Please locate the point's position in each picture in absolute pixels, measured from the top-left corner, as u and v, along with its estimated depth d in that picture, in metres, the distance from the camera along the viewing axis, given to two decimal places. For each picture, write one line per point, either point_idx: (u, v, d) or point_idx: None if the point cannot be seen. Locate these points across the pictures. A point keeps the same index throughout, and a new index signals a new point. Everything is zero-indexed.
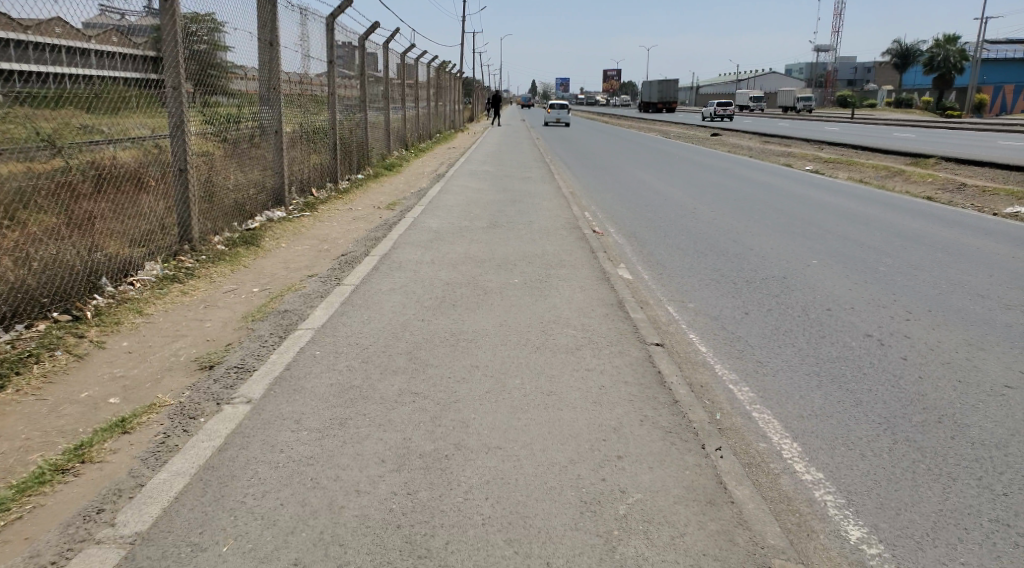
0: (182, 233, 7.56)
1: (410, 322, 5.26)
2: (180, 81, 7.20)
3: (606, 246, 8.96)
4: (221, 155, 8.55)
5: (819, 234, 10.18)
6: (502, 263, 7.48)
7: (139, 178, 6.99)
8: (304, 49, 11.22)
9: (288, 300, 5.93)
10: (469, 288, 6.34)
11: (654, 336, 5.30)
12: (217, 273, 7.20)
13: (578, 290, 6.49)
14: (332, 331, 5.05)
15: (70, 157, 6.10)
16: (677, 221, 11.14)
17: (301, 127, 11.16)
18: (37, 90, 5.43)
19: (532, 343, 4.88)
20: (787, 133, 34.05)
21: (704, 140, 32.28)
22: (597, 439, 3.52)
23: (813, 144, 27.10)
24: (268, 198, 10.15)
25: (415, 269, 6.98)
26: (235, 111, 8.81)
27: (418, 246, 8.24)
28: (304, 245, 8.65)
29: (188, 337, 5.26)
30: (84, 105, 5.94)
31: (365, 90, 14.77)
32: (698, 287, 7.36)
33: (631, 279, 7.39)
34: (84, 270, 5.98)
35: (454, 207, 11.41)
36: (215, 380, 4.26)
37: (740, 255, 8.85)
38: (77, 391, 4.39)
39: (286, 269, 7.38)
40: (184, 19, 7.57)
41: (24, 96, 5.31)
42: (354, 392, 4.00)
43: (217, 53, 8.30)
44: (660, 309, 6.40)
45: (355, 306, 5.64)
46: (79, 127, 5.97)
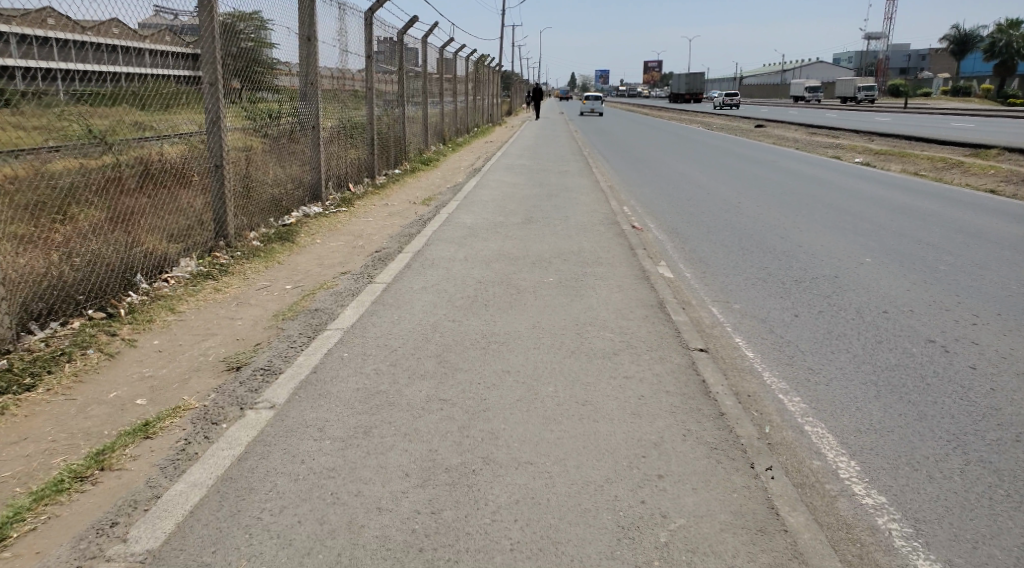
0: (217, 230, 7.43)
1: (440, 323, 5.07)
2: (217, 77, 7.08)
3: (646, 243, 8.66)
4: (261, 150, 8.52)
5: (873, 230, 9.72)
6: (538, 260, 7.25)
7: (183, 175, 6.90)
8: (342, 43, 11.11)
9: (319, 299, 5.78)
10: (503, 287, 6.12)
11: (698, 341, 5.01)
12: (251, 268, 7.07)
13: (617, 290, 6.22)
14: (362, 332, 4.87)
15: (120, 152, 6.17)
16: (720, 216, 10.77)
17: (339, 122, 11.06)
18: (96, 89, 5.49)
19: (568, 348, 4.63)
20: (835, 124, 33.09)
21: (747, 132, 31.52)
22: (635, 456, 3.28)
23: (862, 136, 26.23)
24: (304, 193, 10.07)
25: (448, 267, 6.79)
26: (276, 107, 8.80)
27: (452, 242, 8.06)
28: (338, 241, 8.53)
29: (218, 336, 5.09)
30: (138, 103, 6.00)
31: (403, 85, 14.64)
32: (743, 286, 7.03)
33: (673, 278, 7.09)
34: (121, 267, 5.91)
35: (490, 202, 11.22)
36: (241, 382, 4.07)
37: (788, 253, 8.47)
38: (106, 391, 4.19)
39: (320, 266, 7.26)
40: (223, 18, 7.43)
41: (85, 95, 5.40)
42: (379, 398, 3.82)
43: (263, 50, 8.32)
44: (704, 310, 6.10)
45: (386, 306, 5.47)
46: (132, 125, 6.08)
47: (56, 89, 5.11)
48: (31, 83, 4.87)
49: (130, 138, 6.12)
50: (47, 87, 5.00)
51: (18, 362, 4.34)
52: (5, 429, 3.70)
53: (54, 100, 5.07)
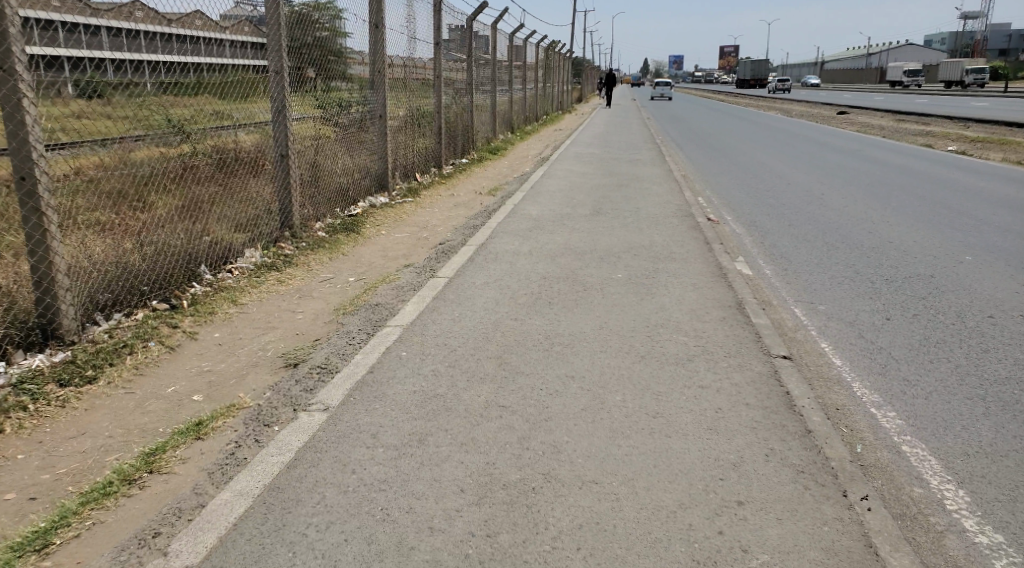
0: (283, 220, 7.35)
1: (502, 321, 4.84)
2: (284, 64, 6.90)
3: (722, 237, 8.23)
4: (332, 140, 8.50)
5: (970, 224, 9.01)
6: (607, 255, 6.94)
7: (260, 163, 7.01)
8: (410, 31, 10.97)
9: (380, 293, 5.63)
10: (569, 284, 5.85)
11: (781, 347, 4.62)
12: (315, 260, 6.99)
13: (691, 288, 5.86)
14: (422, 329, 4.69)
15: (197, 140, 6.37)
16: (802, 208, 10.19)
17: (407, 111, 10.96)
18: (180, 79, 5.67)
19: (637, 352, 4.34)
20: (923, 111, 31.34)
21: (829, 120, 30.16)
22: (712, 478, 2.98)
23: (953, 123, 24.73)
24: (371, 183, 9.99)
25: (513, 262, 6.56)
26: (347, 95, 8.79)
27: (517, 235, 7.84)
28: (403, 232, 8.40)
29: (279, 329, 5.01)
30: (220, 93, 6.12)
31: (473, 73, 14.43)
32: (829, 286, 6.55)
33: (752, 275, 6.68)
34: (185, 257, 5.87)
35: (558, 193, 10.93)
36: (296, 381, 3.95)
37: (877, 249, 7.90)
38: (165, 386, 4.13)
39: (384, 258, 7.14)
40: (297, 7, 7.48)
41: (171, 85, 5.59)
42: (436, 403, 3.61)
43: (337, 39, 8.38)
44: (785, 311, 5.70)
45: (448, 302, 5.28)
46: (211, 113, 6.15)
47: (144, 80, 5.33)
48: (121, 75, 5.15)
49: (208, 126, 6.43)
50: (135, 78, 5.22)
51: (82, 353, 4.29)
52: (64, 423, 3.67)
53: (142, 90, 5.33)
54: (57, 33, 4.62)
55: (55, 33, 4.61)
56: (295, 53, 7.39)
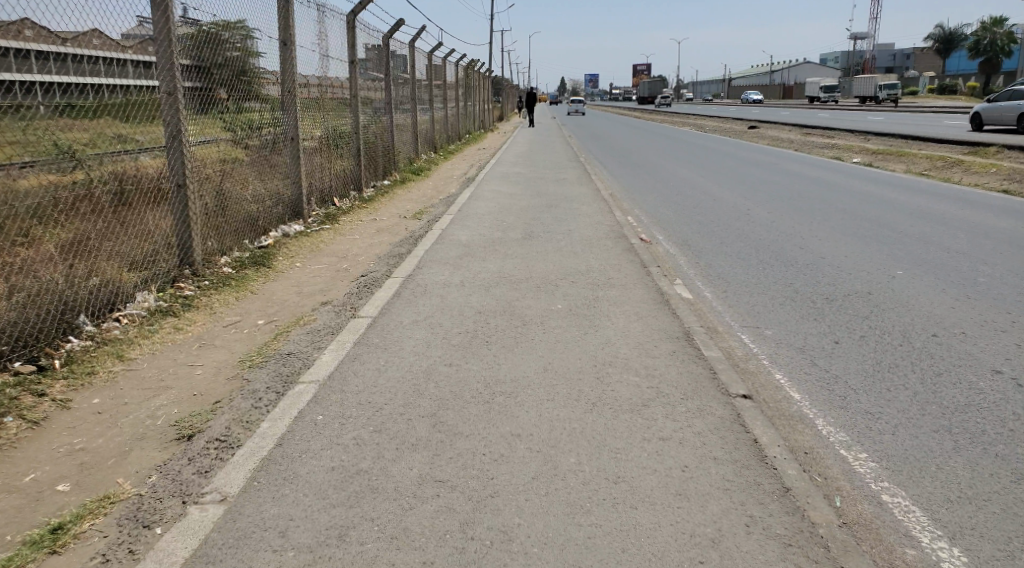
0: (182, 257, 6.52)
1: (433, 368, 4.32)
2: (176, 86, 6.17)
3: (657, 258, 7.96)
4: (239, 164, 7.84)
5: (896, 237, 9.03)
6: (543, 283, 6.51)
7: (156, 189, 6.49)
8: (322, 49, 10.35)
9: (293, 339, 5.00)
10: (505, 319, 5.37)
11: (739, 385, 4.25)
12: (221, 301, 6.17)
13: (635, 318, 5.48)
14: (341, 384, 4.09)
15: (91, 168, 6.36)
16: (731, 225, 10.07)
17: (323, 133, 10.31)
18: (75, 101, 5.44)
19: (588, 399, 3.88)
20: (831, 124, 32.54)
21: (742, 135, 30.84)
22: (690, 562, 2.55)
23: (859, 134, 25.69)
24: (285, 211, 9.23)
25: (442, 295, 6.04)
26: (258, 117, 8.19)
27: (445, 263, 7.33)
28: (321, 263, 7.72)
29: (173, 391, 4.26)
30: (121, 115, 5.87)
31: (391, 93, 13.87)
32: (771, 308, 6.31)
33: (693, 299, 6.38)
34: (58, 308, 4.99)
35: (485, 215, 10.49)
36: (190, 459, 3.34)
37: (811, 265, 7.80)
38: (23, 474, 3.42)
39: (301, 295, 6.46)
40: (206, 26, 7.16)
41: (65, 107, 5.29)
42: (358, 482, 3.06)
43: (249, 59, 7.97)
44: (733, 338, 5.40)
45: (371, 347, 4.71)
46: (112, 135, 6.14)
47: (35, 102, 4.97)
48: (12, 99, 4.79)
49: (108, 152, 6.41)
50: (26, 101, 4.89)
51: None
52: None
53: (33, 113, 4.97)
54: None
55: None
56: (203, 72, 6.97)
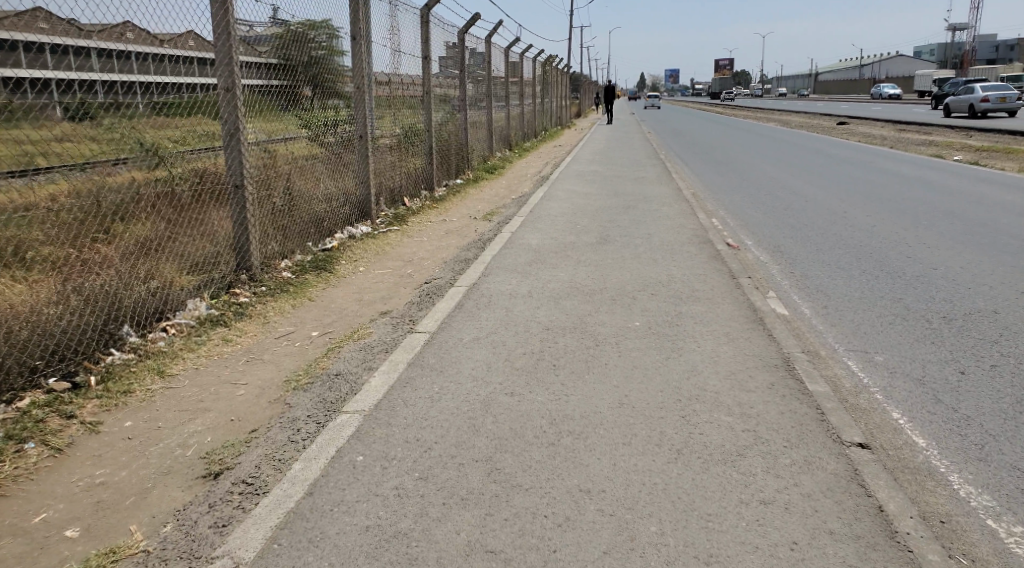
0: (239, 260, 6.14)
1: (493, 398, 3.82)
2: (236, 82, 5.82)
3: (746, 267, 7.23)
4: (304, 163, 7.56)
5: (1017, 245, 8.06)
6: (620, 295, 5.93)
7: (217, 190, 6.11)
8: (394, 43, 10.01)
9: (343, 357, 4.57)
10: (577, 338, 4.82)
11: (852, 430, 3.58)
12: (277, 310, 5.76)
13: (725, 341, 4.84)
14: (389, 416, 3.63)
15: (174, 164, 5.89)
16: (827, 229, 9.22)
17: (394, 131, 9.97)
18: (173, 99, 5.30)
19: (670, 446, 3.31)
20: (928, 118, 30.55)
21: (832, 130, 29.10)
22: None
23: (958, 129, 23.96)
24: (352, 211, 8.87)
25: (508, 308, 5.54)
26: (333, 114, 8.05)
27: (513, 271, 6.83)
28: (385, 268, 7.36)
29: (210, 415, 3.83)
30: (214, 112, 5.76)
31: (467, 90, 13.41)
32: (881, 328, 5.53)
33: (789, 316, 5.69)
34: (99, 318, 4.59)
35: (558, 217, 9.96)
36: (210, 507, 2.90)
37: (922, 277, 6.95)
38: (34, 513, 2.98)
39: (361, 302, 6.08)
40: (295, 25, 7.22)
41: (161, 106, 5.15)
42: (396, 549, 2.58)
43: (334, 57, 8.10)
44: (838, 366, 4.69)
45: (426, 371, 4.24)
46: (202, 135, 5.77)
47: (135, 101, 4.89)
48: (113, 97, 4.71)
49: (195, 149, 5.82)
50: (126, 100, 4.79)
51: None
52: None
53: (134, 111, 4.87)
54: (45, 56, 4.25)
55: (15, 52, 4.06)
56: (288, 70, 7.09)
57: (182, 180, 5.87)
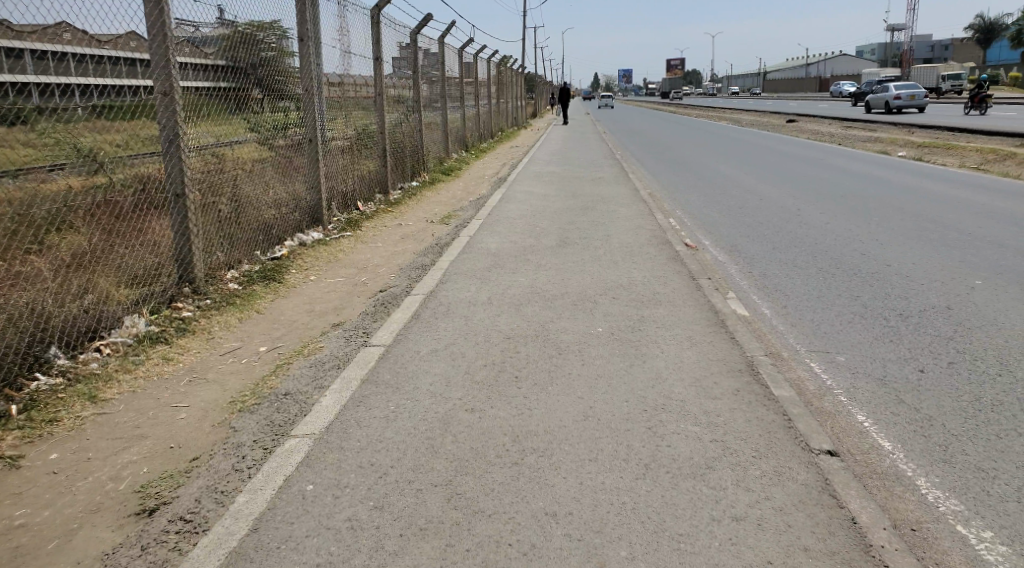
0: (181, 272, 5.85)
1: (453, 415, 3.66)
2: (174, 86, 5.51)
3: (706, 267, 7.19)
4: (250, 170, 7.27)
5: (964, 240, 8.19)
6: (581, 300, 5.82)
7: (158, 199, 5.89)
8: (344, 45, 9.76)
9: (293, 375, 4.35)
10: (539, 346, 4.69)
11: (820, 437, 3.51)
12: (222, 325, 5.50)
13: (688, 345, 4.76)
14: (341, 441, 3.45)
15: (114, 170, 5.63)
16: (781, 227, 9.27)
17: (347, 134, 9.72)
18: (114, 101, 5.15)
19: (638, 460, 3.20)
20: (873, 116, 31.34)
21: (781, 128, 29.62)
22: None
23: (902, 126, 24.62)
24: (304, 217, 8.57)
25: (467, 316, 5.38)
26: (282, 118, 7.82)
27: (472, 277, 6.67)
28: (338, 276, 7.12)
29: (146, 444, 3.58)
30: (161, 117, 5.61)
31: (420, 91, 13.21)
32: (840, 327, 5.52)
33: (750, 316, 5.66)
34: (21, 341, 4.30)
35: (517, 219, 9.83)
36: (145, 549, 2.68)
37: (876, 274, 6.99)
38: None
39: (313, 314, 5.85)
40: (244, 27, 7.03)
41: (100, 109, 4.96)
42: None
43: (284, 59, 7.91)
44: (801, 367, 4.64)
45: (382, 388, 4.06)
46: (147, 139, 5.61)
47: (73, 104, 4.64)
48: (46, 99, 4.44)
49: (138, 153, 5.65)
50: (63, 103, 4.55)
51: None
52: None
53: (70, 114, 4.63)
54: None
55: None
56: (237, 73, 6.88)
57: (124, 188, 5.62)
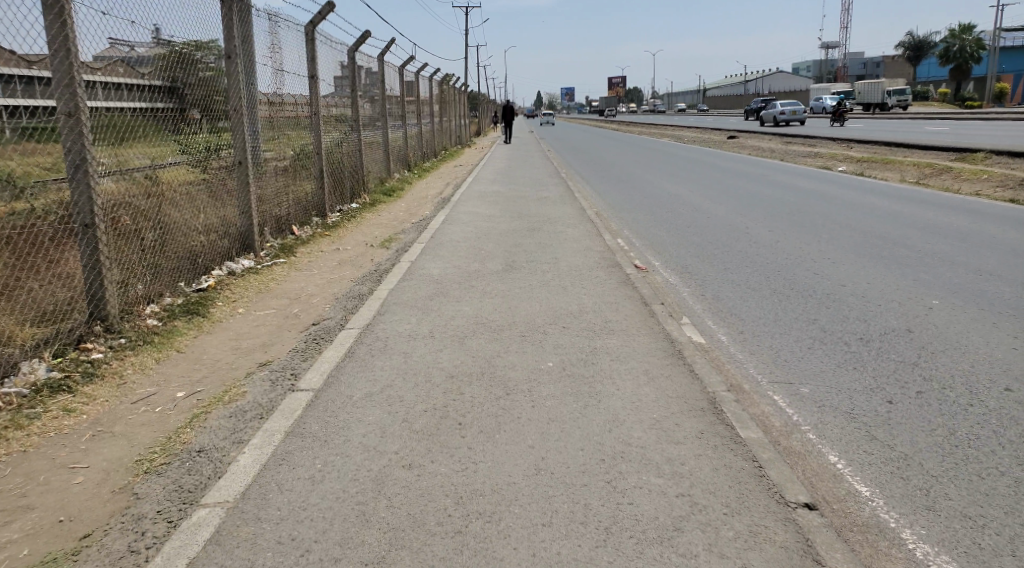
0: (92, 310, 5.23)
1: (387, 474, 3.23)
2: (78, 105, 4.95)
3: (658, 291, 6.92)
4: (174, 195, 6.70)
5: (916, 258, 8.12)
6: (528, 331, 5.45)
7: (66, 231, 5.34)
8: (276, 62, 9.28)
9: (210, 428, 3.87)
10: (484, 386, 4.29)
11: (795, 486, 3.19)
12: (137, 367, 4.94)
13: (644, 381, 4.43)
14: (257, 512, 2.98)
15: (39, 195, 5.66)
16: (732, 247, 9.10)
17: (282, 156, 9.21)
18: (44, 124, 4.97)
19: (597, 524, 2.83)
20: (809, 132, 32.01)
21: (722, 144, 30.01)
22: None
23: (838, 142, 25.19)
24: (233, 243, 7.99)
25: (405, 353, 4.96)
26: (214, 139, 7.34)
27: (412, 307, 6.25)
28: (268, 308, 6.61)
29: (28, 521, 3.06)
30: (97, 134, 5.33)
31: (360, 111, 12.75)
32: (802, 355, 5.26)
33: (705, 344, 5.39)
34: None
35: (460, 242, 9.45)
36: None
37: (832, 295, 6.81)
38: None
39: (237, 352, 5.35)
40: (179, 46, 6.71)
41: (30, 130, 4.85)
42: None
43: (220, 79, 7.53)
44: (763, 401, 4.34)
45: (308, 443, 3.60)
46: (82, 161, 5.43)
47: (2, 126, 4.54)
48: None
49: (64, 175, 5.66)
50: None
51: None
52: None
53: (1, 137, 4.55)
54: None
55: None
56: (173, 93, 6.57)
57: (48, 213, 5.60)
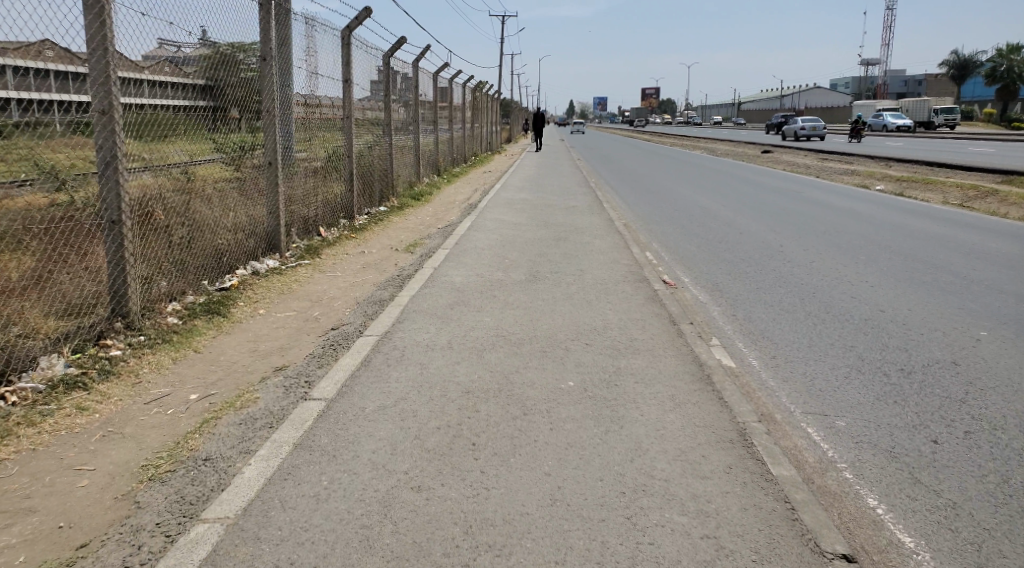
0: (114, 306, 5.16)
1: (394, 497, 3.06)
2: (112, 103, 4.89)
3: (688, 309, 6.68)
4: (205, 194, 6.63)
5: (961, 284, 7.78)
6: (551, 346, 5.26)
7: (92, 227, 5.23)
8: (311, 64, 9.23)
9: (218, 435, 3.73)
10: (501, 404, 4.11)
11: (832, 534, 2.95)
12: (154, 366, 4.85)
13: (669, 406, 4.22)
14: (256, 531, 2.83)
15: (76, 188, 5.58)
16: (765, 265, 8.81)
17: (312, 157, 9.15)
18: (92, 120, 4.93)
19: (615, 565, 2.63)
20: (846, 148, 31.40)
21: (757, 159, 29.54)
22: None
23: (877, 160, 24.64)
24: (259, 243, 7.91)
25: (422, 365, 4.80)
26: (248, 139, 7.28)
27: (432, 315, 6.09)
28: (288, 310, 6.50)
29: (25, 525, 2.95)
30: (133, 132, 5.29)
31: (392, 114, 12.69)
32: (840, 385, 4.98)
33: (736, 367, 5.15)
34: None
35: (486, 250, 9.29)
36: None
37: (871, 321, 6.51)
38: None
39: (254, 355, 5.23)
40: (223, 46, 6.65)
41: (79, 125, 4.77)
42: None
43: (257, 80, 7.48)
44: (796, 433, 4.10)
45: (315, 457, 3.45)
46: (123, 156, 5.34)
47: (53, 119, 4.48)
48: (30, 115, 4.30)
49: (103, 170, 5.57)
50: (44, 118, 4.41)
51: None
52: None
53: (51, 131, 4.47)
54: None
55: None
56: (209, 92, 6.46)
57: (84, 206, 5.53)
